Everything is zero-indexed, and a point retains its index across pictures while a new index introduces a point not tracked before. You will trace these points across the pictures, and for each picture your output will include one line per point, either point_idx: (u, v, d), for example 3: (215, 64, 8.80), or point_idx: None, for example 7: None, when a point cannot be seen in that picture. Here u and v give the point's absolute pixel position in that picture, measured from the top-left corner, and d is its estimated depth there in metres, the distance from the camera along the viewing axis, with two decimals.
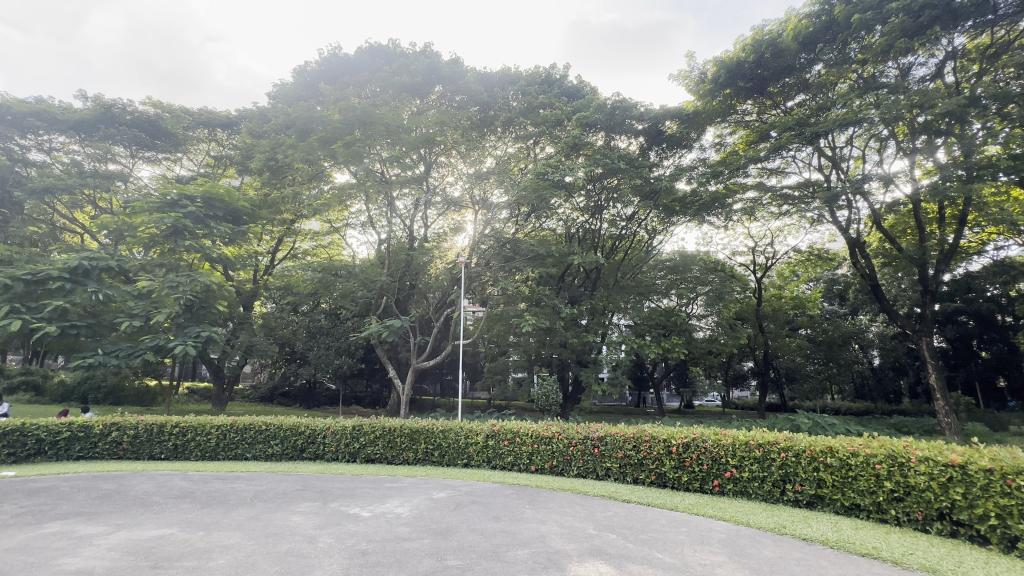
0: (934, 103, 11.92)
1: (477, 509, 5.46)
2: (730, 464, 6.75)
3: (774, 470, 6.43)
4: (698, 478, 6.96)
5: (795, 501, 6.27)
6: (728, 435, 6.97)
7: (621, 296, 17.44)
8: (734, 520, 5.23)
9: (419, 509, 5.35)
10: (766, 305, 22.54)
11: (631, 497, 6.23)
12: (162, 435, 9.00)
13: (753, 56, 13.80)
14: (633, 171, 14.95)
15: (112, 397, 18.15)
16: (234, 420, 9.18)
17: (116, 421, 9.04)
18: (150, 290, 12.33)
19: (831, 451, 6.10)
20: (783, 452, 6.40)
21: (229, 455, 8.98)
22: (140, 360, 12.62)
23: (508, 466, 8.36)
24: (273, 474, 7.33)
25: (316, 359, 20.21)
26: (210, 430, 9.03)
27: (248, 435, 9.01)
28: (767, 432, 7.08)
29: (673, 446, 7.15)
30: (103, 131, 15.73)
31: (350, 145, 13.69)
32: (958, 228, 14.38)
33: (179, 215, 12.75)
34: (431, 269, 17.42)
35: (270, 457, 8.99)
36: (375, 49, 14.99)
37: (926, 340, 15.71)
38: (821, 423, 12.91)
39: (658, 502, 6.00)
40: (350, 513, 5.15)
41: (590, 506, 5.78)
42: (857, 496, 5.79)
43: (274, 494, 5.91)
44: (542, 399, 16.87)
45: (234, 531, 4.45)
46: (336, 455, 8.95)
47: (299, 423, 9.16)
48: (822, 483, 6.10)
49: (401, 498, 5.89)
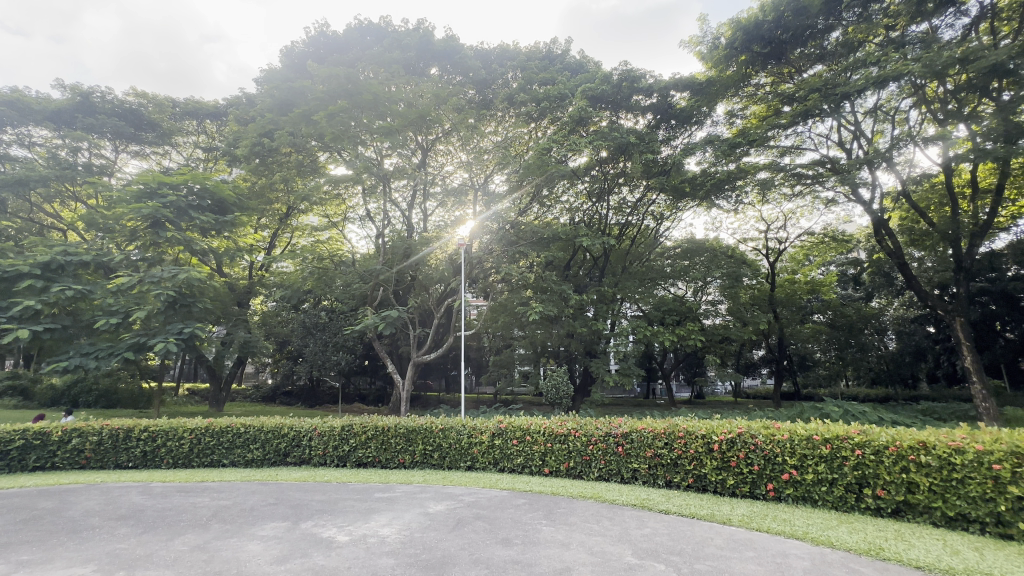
0: (980, 56, 10.74)
1: (481, 529, 4.66)
2: (787, 464, 5.95)
3: (846, 472, 5.61)
4: (748, 482, 6.16)
5: (875, 510, 5.46)
6: (782, 430, 6.16)
7: (633, 283, 16.66)
8: (813, 540, 4.40)
9: (410, 530, 4.56)
10: (779, 292, 21.42)
11: (670, 507, 5.43)
12: (129, 441, 8.29)
13: (772, 16, 12.81)
14: (643, 146, 14.03)
15: (105, 400, 17.76)
16: (210, 423, 8.46)
17: (77, 427, 8.34)
18: (128, 287, 11.56)
19: (925, 447, 5.27)
20: (858, 450, 5.58)
21: (204, 462, 8.26)
22: (119, 361, 11.79)
23: (518, 469, 7.61)
24: (247, 485, 6.56)
25: (313, 357, 19.30)
26: (184, 435, 8.31)
27: (225, 439, 8.30)
28: (827, 424, 6.26)
29: (715, 443, 6.37)
30: (81, 120, 15.00)
31: (335, 115, 12.85)
32: (995, 199, 13.44)
33: (159, 206, 12.00)
34: (431, 258, 16.46)
35: (250, 463, 8.25)
36: (365, 26, 14.21)
37: (961, 319, 14.70)
38: (853, 411, 12.05)
39: (705, 513, 5.20)
40: (324, 537, 4.36)
41: (620, 521, 4.98)
42: (967, 504, 4.96)
43: (238, 511, 5.14)
44: (551, 391, 15.78)
45: (164, 570, 3.68)
46: (324, 459, 8.20)
47: (282, 425, 8.42)
48: (914, 488, 5.27)
49: (390, 513, 5.10)
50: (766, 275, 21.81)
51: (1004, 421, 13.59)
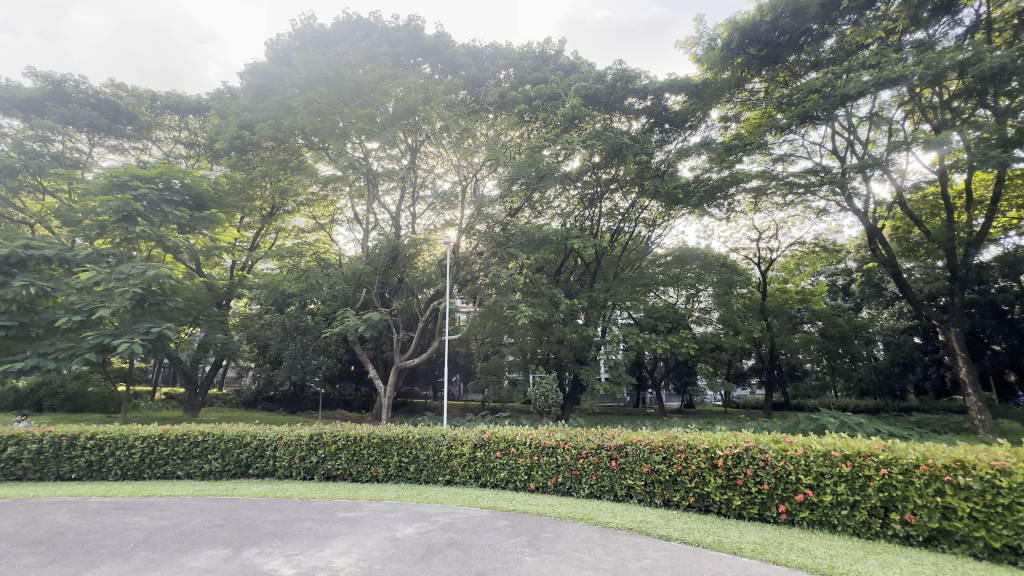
0: (980, 60, 10.57)
1: (453, 560, 4.16)
2: (801, 484, 5.55)
3: (871, 493, 5.21)
4: (756, 502, 5.75)
5: (904, 537, 5.04)
6: (794, 445, 5.78)
7: (625, 289, 16.21)
8: None
9: (368, 561, 4.06)
10: (769, 301, 20.75)
11: (671, 532, 4.98)
12: (73, 450, 7.76)
13: (770, 17, 12.61)
14: (637, 147, 13.72)
15: (71, 403, 17.12)
16: (165, 430, 7.91)
17: (16, 434, 7.79)
18: (93, 283, 10.92)
19: (964, 467, 4.87)
20: (884, 469, 5.20)
21: (156, 474, 7.69)
22: (81, 362, 11.09)
23: (501, 484, 7.15)
24: (197, 501, 6.01)
25: (293, 361, 18.65)
26: (134, 444, 7.75)
27: (180, 448, 7.74)
28: (844, 439, 5.90)
29: (719, 459, 5.98)
30: (52, 109, 14.38)
31: (313, 102, 12.44)
32: (990, 211, 13.33)
33: (130, 198, 11.38)
34: (417, 259, 15.08)
35: (207, 474, 7.71)
36: (354, 22, 13.81)
37: (955, 331, 14.48)
38: (849, 423, 11.72)
39: (711, 540, 4.75)
40: (265, 570, 3.85)
41: (614, 550, 4.51)
42: (1016, 534, 4.53)
43: (175, 534, 4.61)
44: (540, 399, 15.31)
45: None
46: (289, 472, 7.65)
47: (245, 433, 7.88)
48: (951, 514, 4.86)
49: (350, 538, 4.59)
50: (758, 284, 21.60)
51: (1000, 434, 13.36)
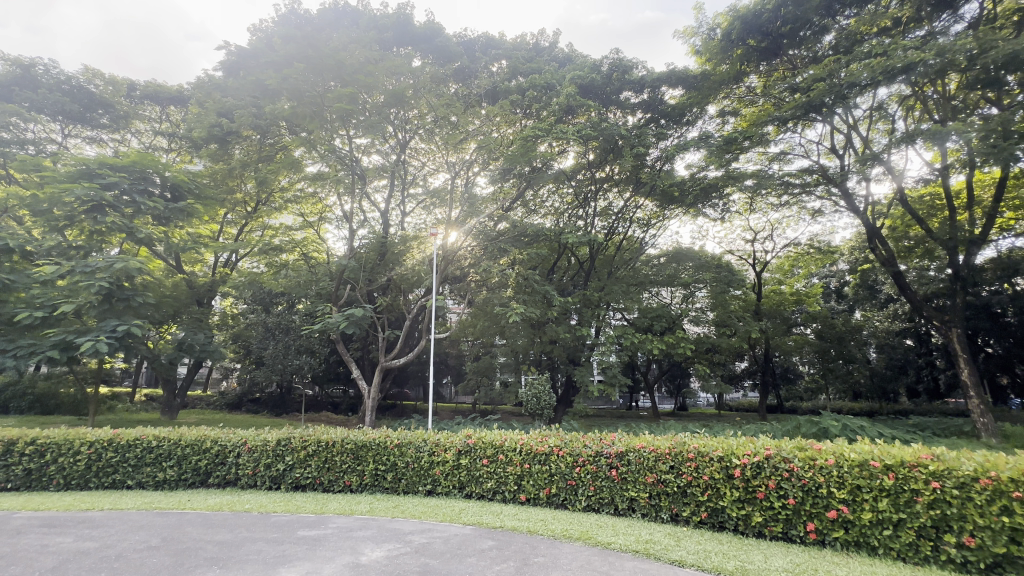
0: (994, 47, 10.16)
1: None
2: (832, 500, 5.12)
3: (920, 511, 4.76)
4: (777, 519, 5.31)
5: (960, 563, 4.57)
6: (822, 456, 5.35)
7: (619, 288, 15.52)
8: None
9: None
10: (765, 302, 20.94)
11: (684, 555, 4.49)
12: (11, 457, 7.17)
13: (771, 6, 12.29)
14: (633, 140, 13.20)
15: (40, 405, 16.44)
16: (115, 435, 7.32)
17: None
18: (56, 277, 10.27)
19: None
20: (935, 484, 4.74)
21: (104, 483, 7.12)
22: (41, 361, 10.43)
23: (488, 495, 6.65)
24: (139, 517, 5.43)
25: (275, 361, 17.95)
26: (80, 450, 7.16)
27: (131, 455, 7.17)
28: (880, 446, 5.50)
29: (736, 469, 5.55)
30: (19, 94, 13.78)
31: (291, 79, 11.78)
32: (990, 212, 13.08)
33: (96, 187, 10.75)
34: (407, 257, 15.20)
35: (162, 483, 7.14)
36: (341, 8, 13.23)
37: (957, 332, 14.18)
38: (851, 425, 11.36)
39: (730, 566, 4.27)
40: None
41: None
42: None
43: (97, 562, 4.04)
44: (532, 402, 14.81)
45: None
46: (254, 480, 7.11)
47: (205, 438, 7.32)
48: (1018, 537, 4.38)
49: (304, 565, 4.05)
50: (752, 285, 21.39)
51: (1003, 437, 13.04)
